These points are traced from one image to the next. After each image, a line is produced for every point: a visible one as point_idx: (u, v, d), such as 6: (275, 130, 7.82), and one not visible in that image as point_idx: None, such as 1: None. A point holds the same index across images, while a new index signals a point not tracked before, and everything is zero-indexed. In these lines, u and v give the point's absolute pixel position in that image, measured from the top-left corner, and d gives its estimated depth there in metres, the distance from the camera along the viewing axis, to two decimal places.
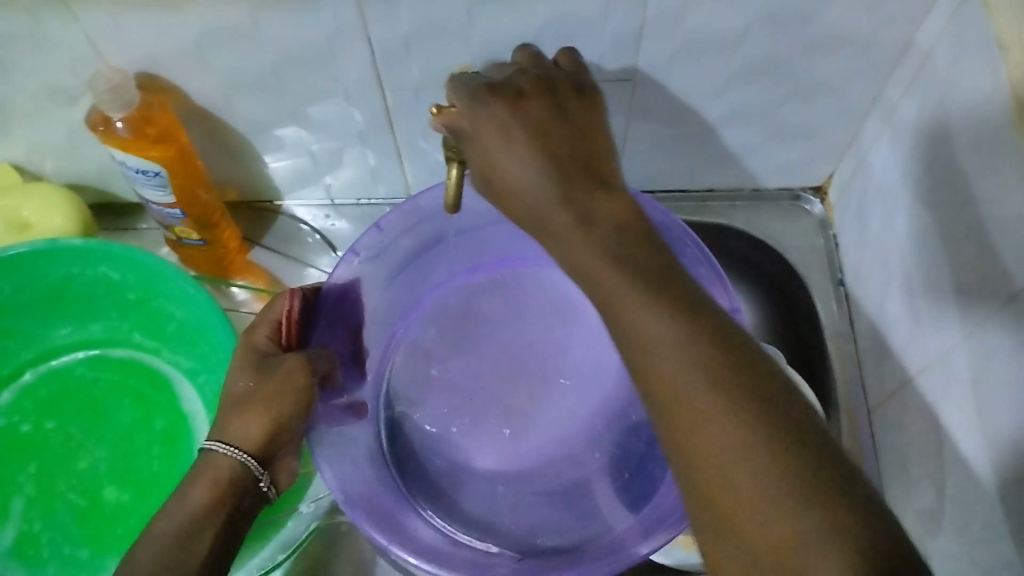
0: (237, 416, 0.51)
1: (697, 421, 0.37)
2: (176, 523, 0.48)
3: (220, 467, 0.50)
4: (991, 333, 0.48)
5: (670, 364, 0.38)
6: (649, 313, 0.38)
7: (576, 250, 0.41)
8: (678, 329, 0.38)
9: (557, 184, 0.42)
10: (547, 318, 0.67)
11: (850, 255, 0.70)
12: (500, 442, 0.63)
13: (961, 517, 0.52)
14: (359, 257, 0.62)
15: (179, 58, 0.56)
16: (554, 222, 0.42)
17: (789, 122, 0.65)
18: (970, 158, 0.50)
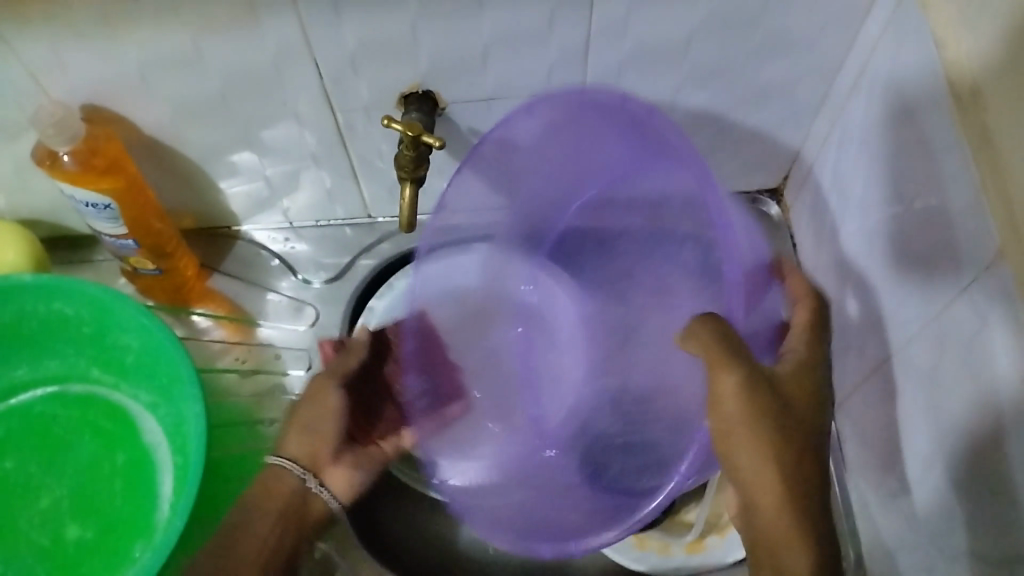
0: (292, 434, 0.57)
1: (778, 489, 0.46)
2: (237, 519, 0.54)
3: (286, 481, 0.56)
4: (941, 328, 0.49)
5: (764, 493, 0.46)
6: (791, 431, 0.47)
7: (758, 470, 0.46)
8: (788, 434, 0.46)
9: (745, 384, 0.46)
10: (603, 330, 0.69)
11: (807, 254, 0.71)
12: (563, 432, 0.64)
13: (926, 511, 0.53)
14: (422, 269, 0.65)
15: (123, 89, 0.55)
16: (734, 438, 0.46)
17: (740, 126, 0.66)
18: (915, 154, 0.51)
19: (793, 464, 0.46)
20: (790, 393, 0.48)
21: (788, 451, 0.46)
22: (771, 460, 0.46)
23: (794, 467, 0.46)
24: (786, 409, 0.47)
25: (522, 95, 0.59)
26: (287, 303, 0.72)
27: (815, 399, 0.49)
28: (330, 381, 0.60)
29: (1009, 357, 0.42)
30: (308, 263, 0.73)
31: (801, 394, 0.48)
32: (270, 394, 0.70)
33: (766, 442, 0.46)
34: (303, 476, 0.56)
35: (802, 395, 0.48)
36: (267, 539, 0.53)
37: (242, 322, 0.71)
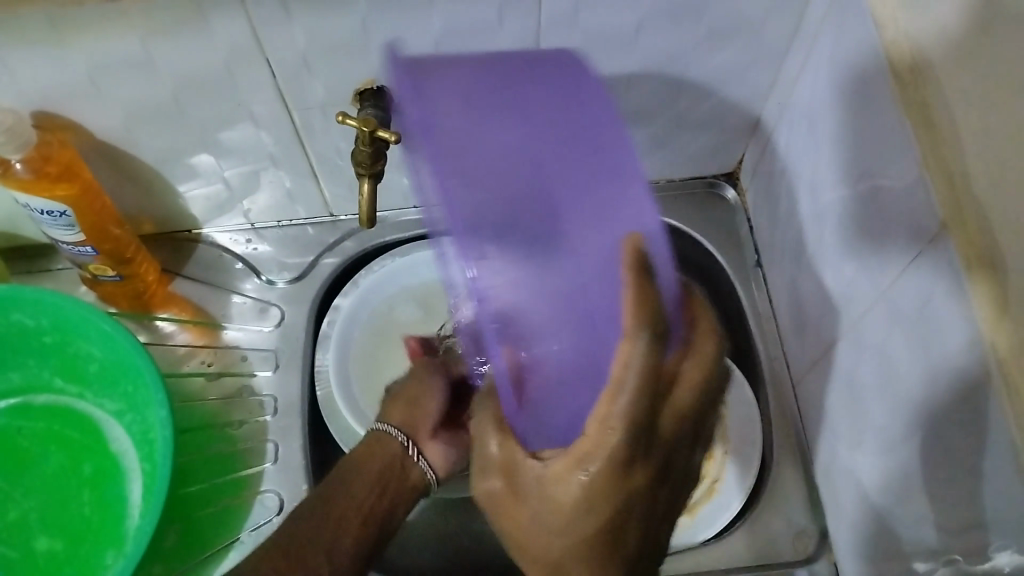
0: (399, 405, 0.66)
1: (535, 553, 0.47)
2: (342, 473, 0.60)
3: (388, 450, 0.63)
4: (892, 301, 0.50)
5: (554, 545, 0.45)
6: (556, 532, 0.45)
7: (531, 535, 0.46)
8: (559, 530, 0.45)
9: (536, 466, 0.45)
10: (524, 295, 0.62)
11: (763, 236, 0.72)
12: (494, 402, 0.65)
13: (884, 481, 0.54)
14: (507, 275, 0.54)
15: (74, 94, 0.55)
16: (517, 512, 0.47)
17: (692, 112, 0.67)
18: (860, 133, 0.52)
19: (579, 562, 0.45)
20: (577, 500, 0.43)
21: (593, 524, 0.44)
22: (537, 531, 0.46)
23: (577, 531, 0.44)
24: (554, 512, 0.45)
25: None
26: (252, 305, 0.72)
27: (595, 501, 0.43)
28: (428, 372, 0.68)
29: (954, 326, 0.43)
30: (272, 264, 0.73)
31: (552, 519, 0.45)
32: (237, 397, 0.69)
33: (563, 524, 0.44)
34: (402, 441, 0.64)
35: (561, 511, 0.44)
36: (364, 498, 0.60)
37: (208, 325, 0.71)
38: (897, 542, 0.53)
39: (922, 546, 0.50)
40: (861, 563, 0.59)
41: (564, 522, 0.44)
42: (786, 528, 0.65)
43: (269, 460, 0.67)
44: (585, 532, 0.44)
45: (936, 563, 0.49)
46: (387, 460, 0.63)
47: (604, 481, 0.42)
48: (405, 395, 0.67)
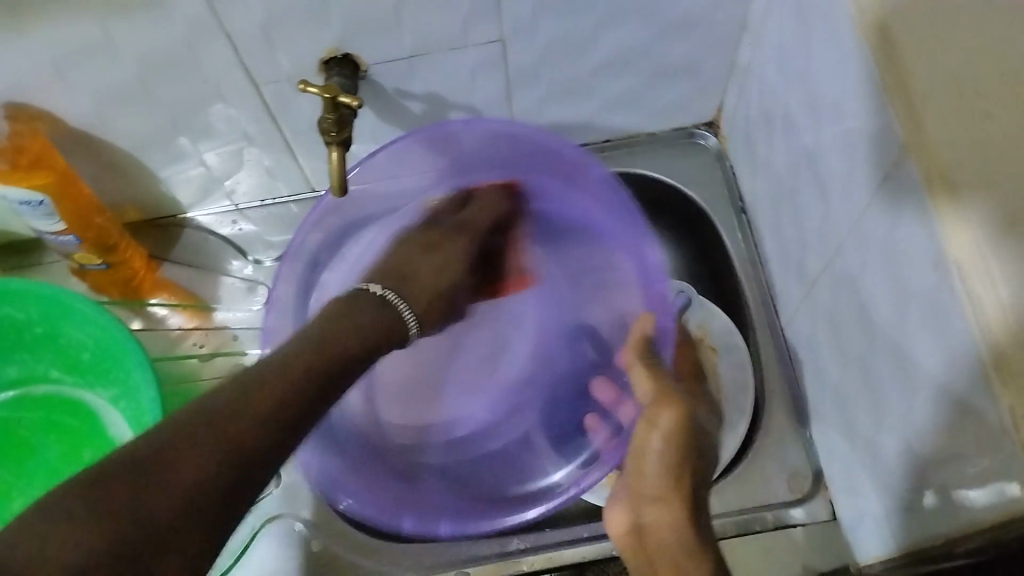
0: (432, 277, 0.65)
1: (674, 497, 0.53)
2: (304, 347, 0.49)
3: (422, 304, 0.63)
4: (866, 232, 0.50)
5: (681, 477, 0.53)
6: (669, 469, 0.53)
7: (670, 462, 0.54)
8: (669, 468, 0.53)
9: (699, 425, 0.56)
10: None
11: (745, 182, 0.72)
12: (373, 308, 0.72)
13: (867, 416, 0.54)
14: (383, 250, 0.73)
15: (40, 83, 0.55)
16: (664, 430, 0.55)
17: (666, 61, 0.66)
18: (828, 66, 0.52)
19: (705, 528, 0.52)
20: (677, 429, 0.55)
21: (692, 465, 0.54)
22: (678, 461, 0.54)
23: (698, 470, 0.54)
24: (658, 446, 0.55)
25: (442, 49, 0.60)
26: (241, 284, 0.74)
27: (708, 454, 0.56)
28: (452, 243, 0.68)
29: (920, 248, 0.43)
30: (258, 243, 0.74)
31: (665, 452, 0.54)
32: (232, 376, 0.70)
33: (668, 463, 0.54)
34: (385, 293, 0.59)
35: (660, 450, 0.54)
36: (293, 387, 0.46)
37: (199, 308, 0.72)
38: (885, 476, 0.54)
39: (908, 478, 0.51)
40: (852, 501, 0.59)
41: (689, 461, 0.54)
42: (781, 473, 0.65)
43: None
44: (694, 481, 0.53)
45: (920, 492, 0.49)
46: (354, 306, 0.55)
47: (688, 430, 0.55)
48: (417, 247, 0.66)
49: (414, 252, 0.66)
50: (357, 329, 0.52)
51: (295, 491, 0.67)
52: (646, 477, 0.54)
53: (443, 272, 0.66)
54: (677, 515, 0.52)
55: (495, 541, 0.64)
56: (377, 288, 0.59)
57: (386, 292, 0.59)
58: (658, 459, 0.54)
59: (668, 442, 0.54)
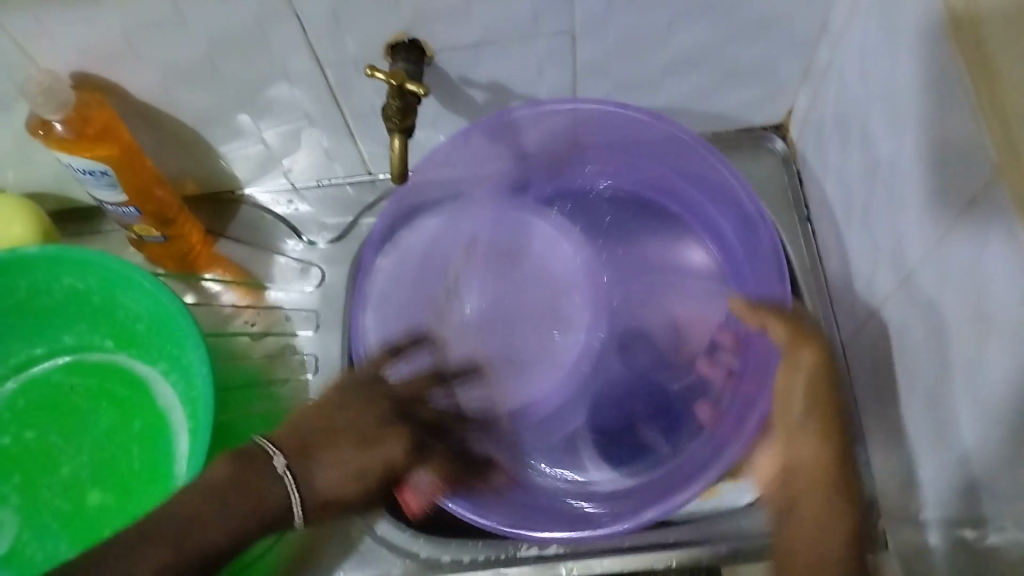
0: (321, 465, 0.54)
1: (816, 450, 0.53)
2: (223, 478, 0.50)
3: (313, 490, 0.53)
4: (946, 253, 0.48)
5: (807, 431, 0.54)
6: (824, 431, 0.53)
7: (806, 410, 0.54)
8: (825, 431, 0.53)
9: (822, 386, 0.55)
10: (509, 273, 0.73)
11: (814, 189, 0.70)
12: (413, 329, 0.70)
13: (933, 443, 0.52)
14: (425, 252, 0.73)
15: (108, 53, 0.55)
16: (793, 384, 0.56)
17: (740, 59, 0.64)
18: (914, 75, 0.50)
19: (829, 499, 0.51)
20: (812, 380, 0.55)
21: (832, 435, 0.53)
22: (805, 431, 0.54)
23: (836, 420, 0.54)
24: (806, 413, 0.54)
25: (510, 39, 0.59)
26: (294, 265, 0.73)
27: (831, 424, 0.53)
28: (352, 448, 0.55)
29: (1007, 275, 0.40)
30: (313, 224, 0.73)
31: (802, 415, 0.54)
32: (282, 355, 0.71)
33: (824, 423, 0.53)
34: (275, 454, 0.52)
35: (818, 399, 0.54)
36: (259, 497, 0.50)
37: (251, 286, 0.72)
38: (944, 503, 0.51)
39: (970, 510, 0.48)
40: (907, 529, 0.57)
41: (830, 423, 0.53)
42: None
43: None
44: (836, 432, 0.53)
45: (985, 528, 0.47)
46: (251, 479, 0.50)
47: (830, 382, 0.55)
48: (317, 446, 0.54)
49: (312, 436, 0.54)
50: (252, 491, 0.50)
51: None
52: (794, 448, 0.54)
53: (338, 431, 0.55)
54: (827, 458, 0.52)
55: (534, 544, 0.63)
56: (280, 465, 0.52)
57: (285, 470, 0.52)
58: (818, 420, 0.54)
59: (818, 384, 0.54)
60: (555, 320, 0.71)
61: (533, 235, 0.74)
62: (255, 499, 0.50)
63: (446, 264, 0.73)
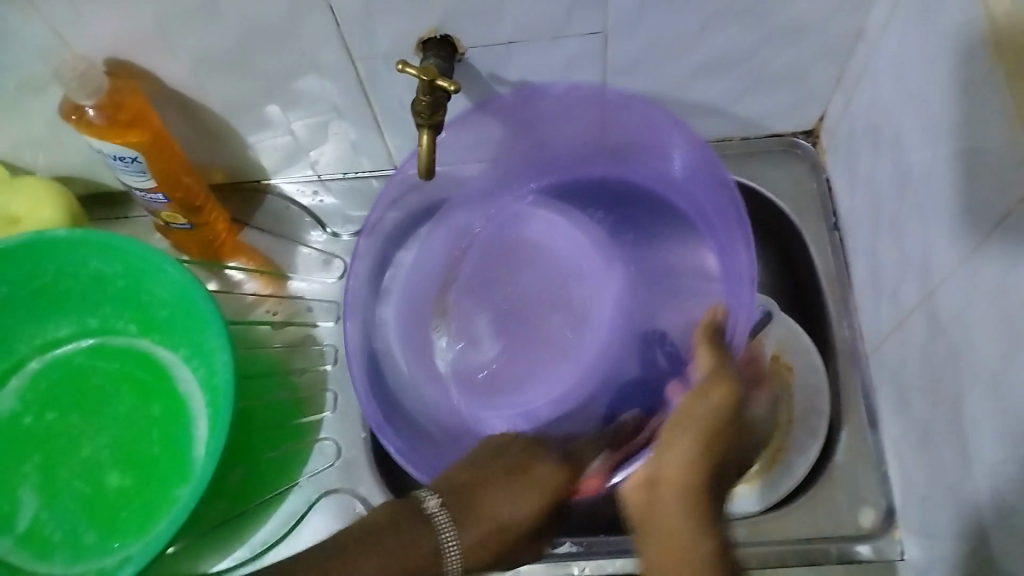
0: (481, 498, 0.58)
1: (672, 494, 0.48)
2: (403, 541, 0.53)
3: (471, 550, 0.56)
4: (976, 267, 0.47)
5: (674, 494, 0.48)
6: (692, 465, 0.49)
7: (668, 463, 0.49)
8: (689, 481, 0.48)
9: (698, 458, 0.49)
10: (524, 263, 0.74)
11: (843, 197, 0.69)
12: (424, 318, 0.72)
13: (954, 458, 0.52)
14: (442, 241, 0.73)
15: (143, 41, 0.56)
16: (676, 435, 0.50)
17: (773, 64, 0.64)
18: (950, 87, 0.49)
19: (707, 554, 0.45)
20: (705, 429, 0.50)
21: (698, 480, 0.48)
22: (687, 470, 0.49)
23: (700, 488, 0.48)
24: (676, 454, 0.49)
25: (542, 37, 0.58)
26: (316, 257, 0.74)
27: (698, 471, 0.48)
28: (509, 475, 0.60)
29: None
30: (337, 216, 0.74)
31: (674, 465, 0.49)
32: (303, 346, 0.71)
33: (695, 468, 0.49)
34: (428, 496, 0.57)
35: (685, 438, 0.50)
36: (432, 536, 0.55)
37: (275, 276, 0.73)
38: (963, 519, 0.51)
39: (991, 526, 0.48)
40: (925, 543, 0.57)
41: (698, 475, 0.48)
42: (848, 500, 0.62)
43: (328, 409, 0.69)
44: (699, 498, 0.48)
45: (1005, 546, 0.46)
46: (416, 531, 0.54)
47: (716, 436, 0.50)
48: (504, 487, 0.59)
49: (463, 482, 0.59)
50: (407, 540, 0.53)
51: (352, 464, 0.67)
52: (663, 494, 0.48)
53: (484, 467, 0.60)
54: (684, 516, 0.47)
55: (546, 542, 0.64)
56: (433, 503, 0.56)
57: (438, 509, 0.56)
58: (682, 466, 0.49)
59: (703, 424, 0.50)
60: (566, 313, 0.72)
61: (553, 226, 0.74)
62: (414, 546, 0.53)
63: (465, 254, 0.74)
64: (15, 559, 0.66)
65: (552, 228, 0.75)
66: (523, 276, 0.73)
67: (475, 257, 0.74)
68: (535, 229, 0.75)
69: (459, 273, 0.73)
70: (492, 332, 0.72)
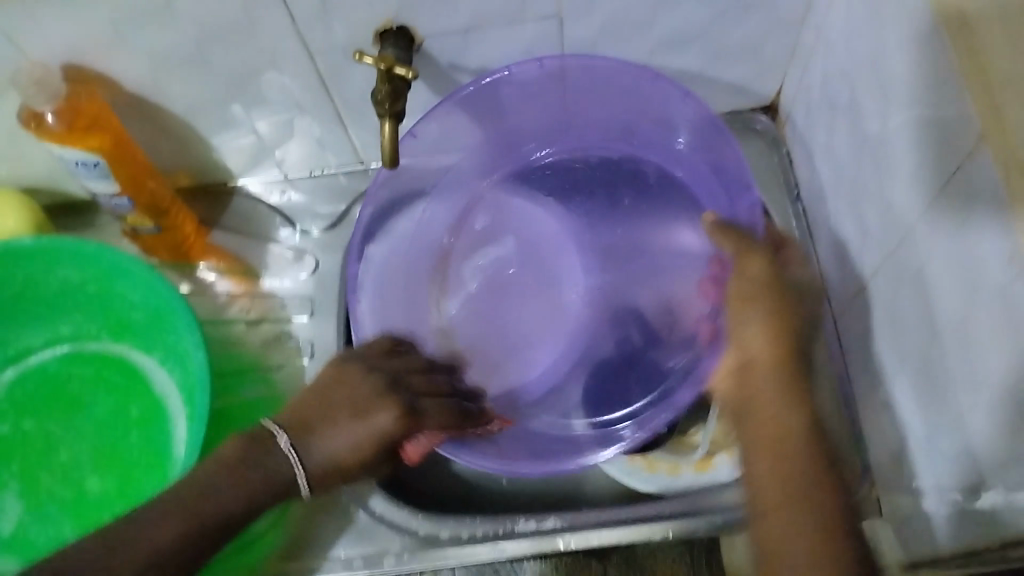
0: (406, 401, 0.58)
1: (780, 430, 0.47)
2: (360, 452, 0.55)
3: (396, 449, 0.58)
4: (933, 225, 0.48)
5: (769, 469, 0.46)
6: (773, 359, 0.50)
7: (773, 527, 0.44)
8: (780, 410, 0.48)
9: None
10: (498, 246, 0.74)
11: (803, 168, 0.70)
12: (407, 306, 0.72)
13: (925, 413, 0.53)
14: (417, 227, 0.74)
15: (98, 44, 0.55)
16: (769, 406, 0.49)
17: (729, 40, 0.65)
18: (897, 53, 0.50)
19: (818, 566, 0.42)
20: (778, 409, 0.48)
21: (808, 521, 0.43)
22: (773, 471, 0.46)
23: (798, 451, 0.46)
24: (773, 411, 0.48)
25: (499, 23, 0.59)
26: (289, 253, 0.73)
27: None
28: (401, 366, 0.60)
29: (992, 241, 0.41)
30: (305, 212, 0.74)
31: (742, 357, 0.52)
32: (278, 343, 0.71)
33: (789, 443, 0.47)
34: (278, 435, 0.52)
35: (771, 390, 0.49)
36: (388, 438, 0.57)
37: (246, 274, 0.73)
38: (935, 473, 0.52)
39: (962, 479, 0.49)
40: (901, 500, 0.58)
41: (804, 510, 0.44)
42: None
43: None
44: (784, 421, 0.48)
45: (975, 495, 0.47)
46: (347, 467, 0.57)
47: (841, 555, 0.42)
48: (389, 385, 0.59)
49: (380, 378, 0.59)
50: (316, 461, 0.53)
51: None
52: (755, 421, 0.49)
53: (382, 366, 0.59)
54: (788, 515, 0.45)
55: (532, 518, 0.64)
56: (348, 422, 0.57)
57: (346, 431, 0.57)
58: (773, 392, 0.49)
59: (785, 382, 0.49)
60: (555, 291, 0.73)
61: (524, 214, 0.75)
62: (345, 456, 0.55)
63: (438, 240, 0.74)
64: (1, 568, 0.66)
65: (527, 208, 0.75)
66: (497, 261, 0.74)
67: (451, 240, 0.75)
68: (496, 218, 0.75)
69: (436, 258, 0.74)
70: (485, 316, 0.72)
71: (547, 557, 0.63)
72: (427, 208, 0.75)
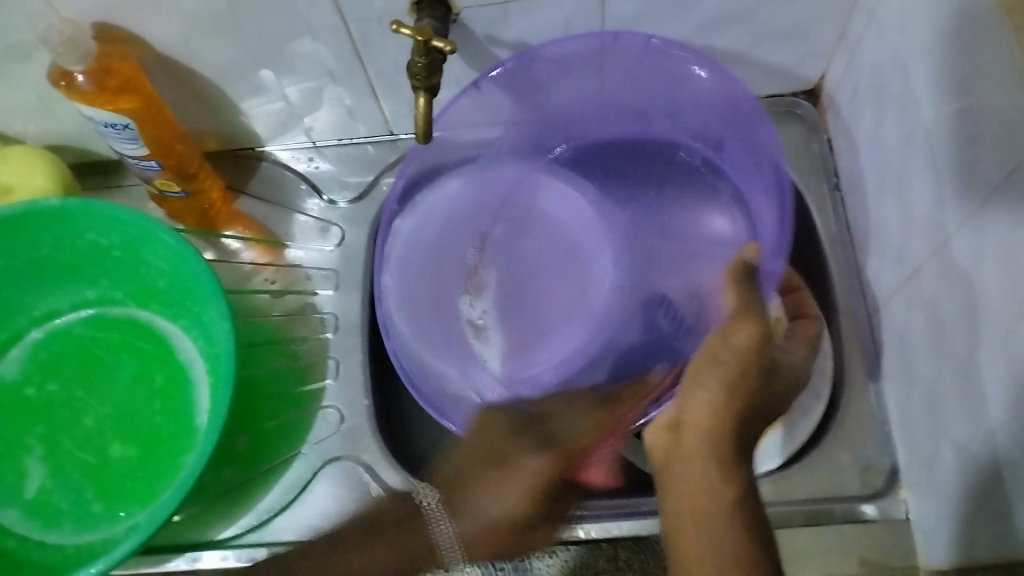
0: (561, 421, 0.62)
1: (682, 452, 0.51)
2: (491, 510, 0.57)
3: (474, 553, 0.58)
4: (981, 224, 0.47)
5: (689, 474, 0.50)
6: (711, 425, 0.51)
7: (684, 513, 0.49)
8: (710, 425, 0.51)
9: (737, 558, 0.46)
10: (527, 228, 0.73)
11: (844, 156, 0.69)
12: (431, 287, 0.71)
13: (960, 417, 0.51)
14: (449, 203, 0.72)
15: (130, 4, 0.54)
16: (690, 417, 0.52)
17: (775, 23, 0.63)
18: (954, 43, 0.48)
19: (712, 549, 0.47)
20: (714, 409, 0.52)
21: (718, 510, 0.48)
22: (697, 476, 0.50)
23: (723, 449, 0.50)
24: (699, 408, 0.52)
25: None
26: (315, 224, 0.72)
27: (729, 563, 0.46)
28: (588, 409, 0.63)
29: None
30: (333, 183, 0.73)
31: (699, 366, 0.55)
32: (301, 314, 0.71)
33: (713, 420, 0.51)
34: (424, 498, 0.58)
35: (696, 451, 0.51)
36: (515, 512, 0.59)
37: (273, 244, 0.72)
38: (967, 480, 0.51)
39: (995, 486, 0.48)
40: (930, 502, 0.57)
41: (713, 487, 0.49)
42: (852, 460, 0.63)
43: (329, 377, 0.68)
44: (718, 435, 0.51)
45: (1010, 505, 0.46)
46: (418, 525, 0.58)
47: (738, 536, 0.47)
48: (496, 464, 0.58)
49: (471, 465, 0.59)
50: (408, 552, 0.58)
51: (358, 431, 0.67)
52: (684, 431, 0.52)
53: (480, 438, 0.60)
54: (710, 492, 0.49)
55: None
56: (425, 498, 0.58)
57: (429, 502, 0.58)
58: (709, 405, 0.52)
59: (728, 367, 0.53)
60: (585, 277, 0.72)
61: (552, 197, 0.73)
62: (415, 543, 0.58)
63: (467, 220, 0.73)
64: (22, 529, 0.66)
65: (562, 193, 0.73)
66: (525, 245, 0.73)
67: (479, 218, 0.73)
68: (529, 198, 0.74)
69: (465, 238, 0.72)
70: (511, 301, 0.71)
71: (565, 543, 0.63)
72: (460, 185, 0.73)
